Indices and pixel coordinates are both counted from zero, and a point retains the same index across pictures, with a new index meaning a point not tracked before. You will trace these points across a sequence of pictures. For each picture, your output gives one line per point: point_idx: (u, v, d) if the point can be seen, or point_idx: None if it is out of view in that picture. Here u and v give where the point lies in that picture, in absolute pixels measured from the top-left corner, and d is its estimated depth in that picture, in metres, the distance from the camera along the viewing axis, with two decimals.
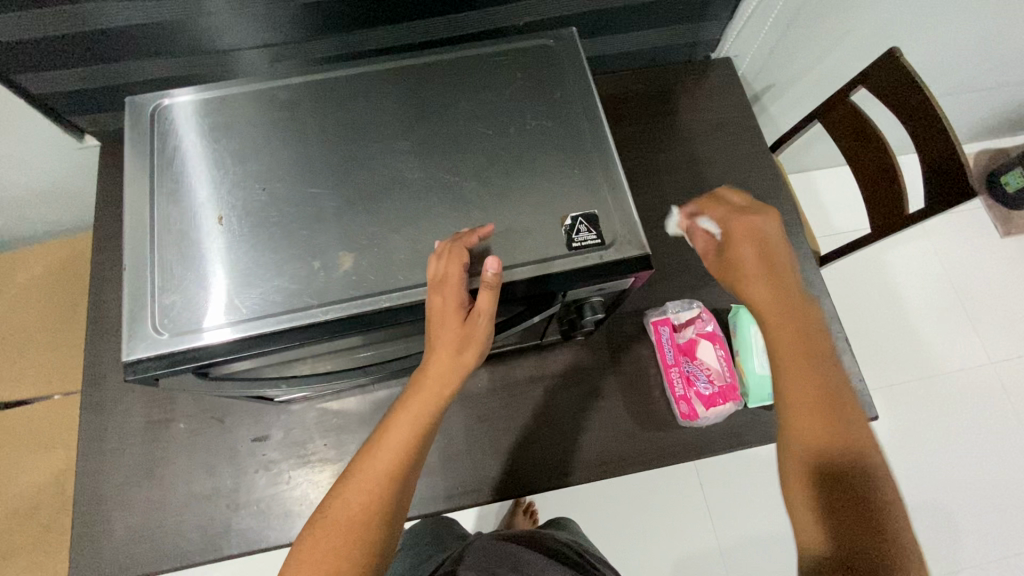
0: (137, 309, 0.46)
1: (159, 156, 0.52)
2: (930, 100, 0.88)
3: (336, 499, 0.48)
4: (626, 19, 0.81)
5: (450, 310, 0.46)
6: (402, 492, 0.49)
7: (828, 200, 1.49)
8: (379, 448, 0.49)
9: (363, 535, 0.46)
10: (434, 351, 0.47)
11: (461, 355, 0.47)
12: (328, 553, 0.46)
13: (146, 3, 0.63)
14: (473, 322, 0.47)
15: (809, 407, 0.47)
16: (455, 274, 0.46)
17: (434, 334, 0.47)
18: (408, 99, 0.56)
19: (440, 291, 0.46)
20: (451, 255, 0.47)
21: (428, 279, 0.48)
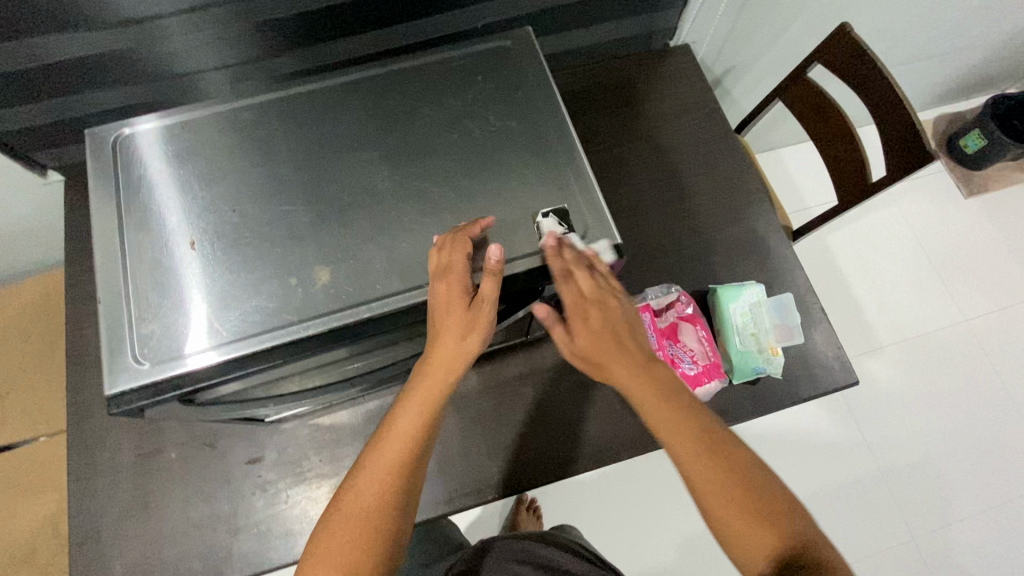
0: (114, 342, 0.46)
1: (125, 186, 0.52)
2: (882, 71, 0.91)
3: (350, 490, 0.49)
4: (582, 14, 0.82)
5: (453, 298, 0.48)
6: (413, 481, 0.50)
7: (796, 176, 1.53)
8: (388, 438, 0.51)
9: (379, 525, 0.48)
10: (438, 339, 0.49)
11: (464, 342, 0.49)
12: (344, 542, 0.47)
13: (98, 33, 0.63)
14: (478, 309, 0.48)
15: (690, 442, 0.50)
16: (459, 263, 0.47)
17: (438, 322, 0.49)
18: (372, 109, 0.57)
19: (444, 280, 0.48)
20: (454, 244, 0.48)
21: (430, 269, 0.49)
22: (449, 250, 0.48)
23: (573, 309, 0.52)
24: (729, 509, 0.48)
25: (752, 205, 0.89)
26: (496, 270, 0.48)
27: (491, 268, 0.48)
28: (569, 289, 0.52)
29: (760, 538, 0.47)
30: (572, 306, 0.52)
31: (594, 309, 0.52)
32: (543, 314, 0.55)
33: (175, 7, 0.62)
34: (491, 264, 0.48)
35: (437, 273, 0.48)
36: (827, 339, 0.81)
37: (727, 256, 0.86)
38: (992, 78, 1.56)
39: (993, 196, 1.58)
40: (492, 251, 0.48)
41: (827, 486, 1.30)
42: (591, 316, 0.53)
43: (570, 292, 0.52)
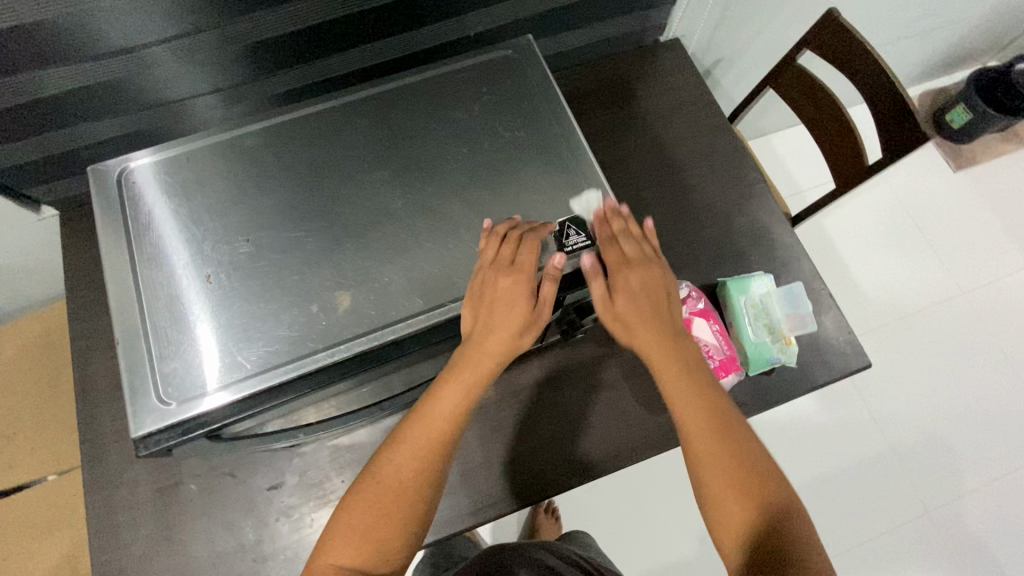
0: (137, 382, 0.45)
1: (134, 222, 0.51)
2: (872, 54, 0.91)
3: (390, 461, 0.51)
4: (574, 16, 0.82)
5: (520, 294, 0.49)
6: (449, 460, 0.53)
7: (789, 161, 1.53)
8: (430, 417, 0.51)
9: (414, 500, 0.50)
10: (497, 331, 0.49)
11: (521, 340, 0.50)
12: (381, 511, 0.49)
13: (88, 65, 0.61)
14: (541, 307, 0.50)
15: (696, 416, 0.51)
16: (530, 261, 0.49)
17: (498, 315, 0.49)
18: (378, 127, 0.56)
19: (514, 276, 0.48)
20: (524, 241, 0.49)
21: (495, 261, 0.48)
22: (519, 246, 0.49)
23: (614, 264, 0.53)
24: (721, 476, 0.49)
25: (754, 195, 0.89)
26: (555, 273, 0.50)
27: (554, 268, 0.49)
28: (611, 250, 0.53)
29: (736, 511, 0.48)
30: (615, 264, 0.52)
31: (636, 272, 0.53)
32: (587, 264, 0.52)
33: (167, 35, 0.61)
34: (552, 266, 0.49)
35: (505, 266, 0.48)
36: (837, 324, 0.82)
37: (733, 247, 0.86)
38: (974, 52, 1.57)
39: (982, 169, 1.60)
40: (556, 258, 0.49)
41: (838, 466, 1.31)
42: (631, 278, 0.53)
43: (614, 253, 0.53)
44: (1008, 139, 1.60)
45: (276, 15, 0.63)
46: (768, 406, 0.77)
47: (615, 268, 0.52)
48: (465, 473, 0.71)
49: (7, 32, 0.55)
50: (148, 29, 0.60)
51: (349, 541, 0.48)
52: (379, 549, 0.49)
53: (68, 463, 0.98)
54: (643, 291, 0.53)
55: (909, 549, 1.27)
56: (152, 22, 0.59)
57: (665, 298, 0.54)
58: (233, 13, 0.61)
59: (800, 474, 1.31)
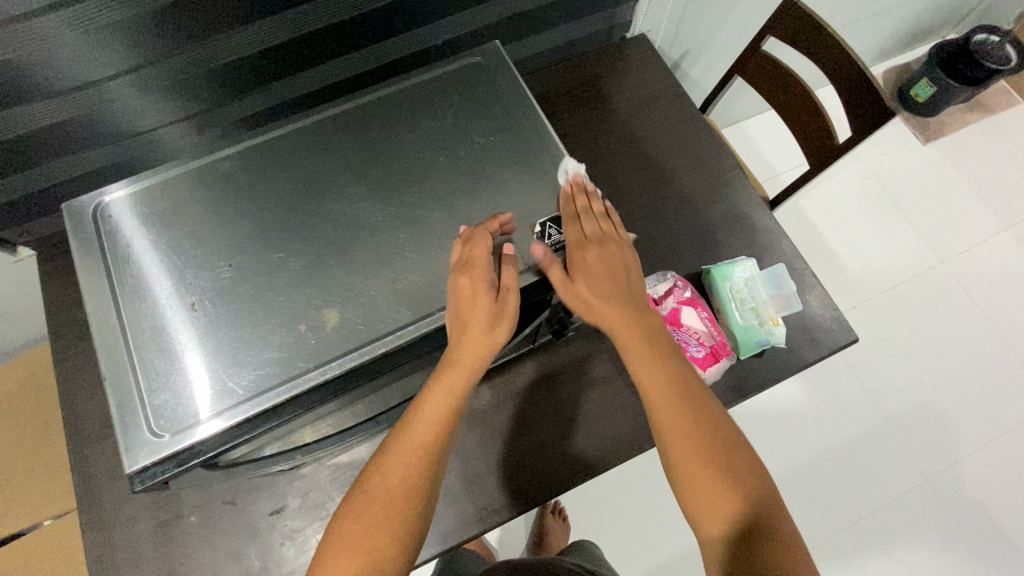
0: (128, 417, 0.45)
1: (112, 255, 0.51)
2: (834, 36, 0.93)
3: (376, 471, 0.51)
4: (540, 18, 0.83)
5: (477, 295, 0.48)
6: (437, 467, 0.52)
7: (762, 146, 1.56)
8: (414, 424, 0.51)
9: (404, 508, 0.50)
10: (466, 331, 0.49)
11: (492, 335, 0.49)
12: (371, 520, 0.49)
13: (49, 102, 0.61)
14: (504, 301, 0.49)
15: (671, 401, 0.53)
16: (482, 257, 0.48)
17: (463, 315, 0.48)
18: (354, 143, 0.56)
19: (469, 276, 0.48)
20: (474, 240, 0.49)
21: (452, 262, 0.50)
22: (471, 244, 0.49)
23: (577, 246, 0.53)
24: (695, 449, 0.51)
25: (730, 182, 0.90)
26: (512, 257, 0.51)
27: (509, 258, 0.51)
28: (572, 229, 0.53)
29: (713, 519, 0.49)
30: (575, 245, 0.53)
31: (595, 250, 0.55)
32: (541, 257, 0.51)
33: (127, 65, 0.61)
34: (506, 256, 0.51)
35: (459, 267, 0.49)
36: (822, 302, 0.83)
37: (714, 234, 0.87)
38: (932, 27, 1.62)
39: (950, 139, 1.64)
40: (506, 247, 0.51)
41: (836, 443, 1.33)
42: (592, 254, 0.55)
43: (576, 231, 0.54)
44: (971, 109, 1.65)
45: (241, 36, 0.63)
46: (762, 388, 0.78)
47: (573, 250, 0.53)
48: (467, 480, 0.70)
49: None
50: (109, 61, 0.59)
51: (339, 554, 0.48)
52: (370, 563, 0.48)
53: (69, 506, 0.97)
54: (604, 271, 0.55)
55: (912, 519, 1.29)
56: (110, 55, 0.59)
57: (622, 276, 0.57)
58: (196, 39, 0.61)
59: (801, 453, 1.32)
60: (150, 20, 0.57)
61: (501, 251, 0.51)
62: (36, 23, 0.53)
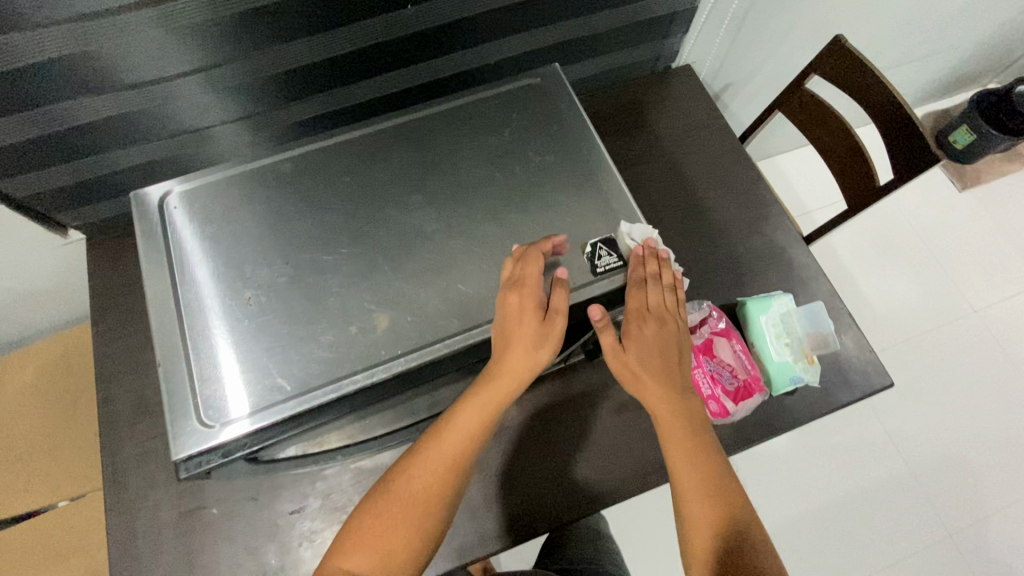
0: (178, 405, 0.45)
1: (174, 245, 0.52)
2: (881, 78, 0.93)
3: (403, 474, 0.51)
4: (589, 45, 0.85)
5: (524, 314, 0.48)
6: (462, 479, 0.52)
7: (795, 182, 1.56)
8: (445, 433, 0.51)
9: (425, 514, 0.50)
10: (511, 348, 0.49)
11: (535, 354, 0.49)
12: (394, 519, 0.50)
13: (120, 95, 0.64)
14: (551, 322, 0.50)
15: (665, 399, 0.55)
16: (534, 277, 0.48)
17: (510, 333, 0.49)
18: (412, 153, 0.58)
19: (519, 293, 0.48)
20: (527, 258, 0.49)
21: (503, 278, 0.50)
22: (524, 263, 0.50)
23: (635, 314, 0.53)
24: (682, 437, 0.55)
25: (769, 216, 0.90)
26: (563, 282, 0.51)
27: (560, 280, 0.51)
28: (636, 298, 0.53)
29: (706, 524, 0.51)
30: (633, 311, 0.53)
31: (653, 325, 0.54)
32: (599, 318, 0.52)
33: (195, 65, 0.64)
34: (557, 279, 0.51)
35: (509, 284, 0.49)
36: (857, 342, 0.82)
37: (751, 267, 0.87)
38: (974, 75, 1.61)
39: (987, 188, 1.62)
40: (560, 271, 0.51)
41: (857, 489, 1.30)
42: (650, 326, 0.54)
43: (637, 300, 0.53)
44: (1010, 159, 1.63)
45: (307, 45, 0.66)
46: (792, 426, 0.77)
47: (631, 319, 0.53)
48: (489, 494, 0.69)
49: (43, 62, 0.57)
50: (180, 61, 0.62)
51: (356, 550, 0.49)
52: (385, 561, 0.48)
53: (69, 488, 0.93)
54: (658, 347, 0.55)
55: None
56: (183, 54, 0.62)
57: (676, 351, 0.56)
58: (265, 43, 0.64)
59: (819, 497, 1.29)
60: (225, 25, 0.60)
61: (553, 275, 0.51)
62: (119, 20, 0.56)
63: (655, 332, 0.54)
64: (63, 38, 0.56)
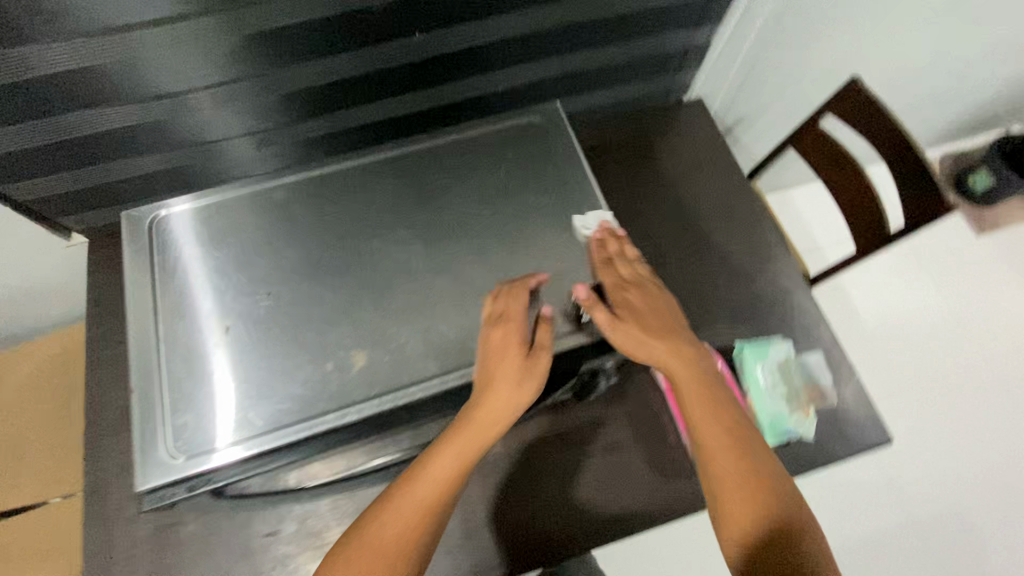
0: (147, 435, 0.45)
1: (161, 268, 0.52)
2: (896, 125, 0.91)
3: (375, 520, 0.48)
4: (597, 75, 0.86)
5: (508, 347, 0.47)
6: (437, 528, 0.49)
7: (807, 217, 1.53)
8: (423, 476, 0.49)
9: (397, 564, 0.46)
10: (493, 387, 0.47)
11: (519, 393, 0.47)
12: (364, 572, 0.46)
13: (132, 107, 0.65)
14: (536, 358, 0.48)
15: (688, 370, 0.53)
16: (518, 312, 0.48)
17: (492, 370, 0.48)
18: (405, 185, 0.57)
19: (502, 329, 0.48)
20: (510, 295, 0.49)
21: (485, 316, 0.50)
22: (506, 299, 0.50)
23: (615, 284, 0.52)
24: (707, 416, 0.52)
25: (773, 258, 0.89)
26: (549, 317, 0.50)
27: (546, 317, 0.50)
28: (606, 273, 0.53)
29: (739, 500, 0.49)
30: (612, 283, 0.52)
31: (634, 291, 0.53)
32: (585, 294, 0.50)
33: (207, 82, 0.65)
34: (542, 315, 0.50)
35: (494, 319, 0.49)
36: (857, 395, 0.80)
37: (752, 310, 0.85)
38: (997, 119, 1.58)
39: (1005, 234, 1.58)
40: (544, 307, 0.51)
41: (853, 538, 1.26)
42: (635, 296, 0.53)
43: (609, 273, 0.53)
44: None
45: (311, 69, 0.68)
46: None
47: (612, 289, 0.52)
48: (467, 532, 0.68)
49: (60, 72, 0.59)
50: (194, 75, 0.64)
51: None
52: None
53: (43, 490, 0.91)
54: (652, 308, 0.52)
55: None
56: (197, 68, 0.63)
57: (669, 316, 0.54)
58: (278, 64, 0.66)
59: None
60: (240, 47, 0.62)
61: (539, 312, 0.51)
62: (133, 37, 0.57)
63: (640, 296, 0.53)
64: (80, 49, 0.57)
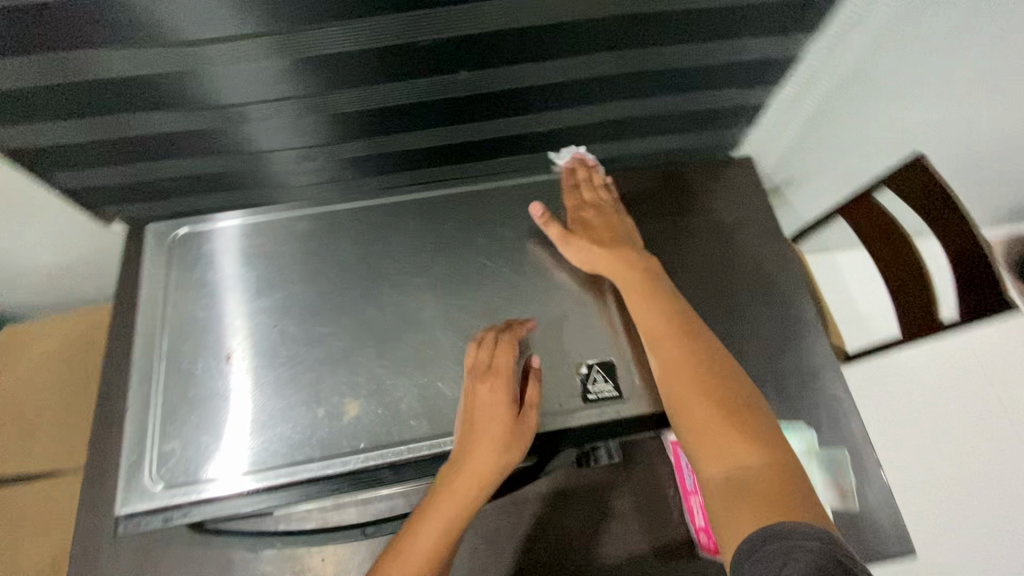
0: (135, 461, 0.49)
1: (177, 296, 0.57)
2: (958, 205, 0.84)
3: None
4: (646, 124, 0.84)
5: (497, 401, 0.49)
6: None
7: (853, 286, 1.45)
8: (413, 543, 0.46)
9: None
10: (481, 443, 0.47)
11: (509, 451, 0.47)
12: None
13: (190, 113, 0.67)
14: (525, 415, 0.49)
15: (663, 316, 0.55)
16: (504, 362, 0.51)
17: (480, 427, 0.48)
18: (426, 233, 0.62)
19: (490, 381, 0.50)
20: (497, 346, 0.52)
21: (470, 367, 0.52)
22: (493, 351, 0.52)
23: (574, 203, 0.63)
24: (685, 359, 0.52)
25: (806, 335, 0.83)
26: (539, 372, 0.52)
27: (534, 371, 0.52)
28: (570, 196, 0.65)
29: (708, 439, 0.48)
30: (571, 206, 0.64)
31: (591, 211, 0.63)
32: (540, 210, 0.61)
33: (266, 97, 0.66)
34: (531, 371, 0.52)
35: (480, 371, 0.51)
36: (880, 500, 0.73)
37: (778, 389, 0.79)
38: None
39: None
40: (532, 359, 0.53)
41: None
42: (590, 215, 0.63)
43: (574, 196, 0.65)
44: None
45: (364, 93, 0.68)
46: None
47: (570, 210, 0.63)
48: None
49: (127, 77, 0.61)
50: (256, 92, 0.65)
51: None
52: None
53: (38, 467, 0.91)
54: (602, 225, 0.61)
55: None
56: (260, 84, 0.64)
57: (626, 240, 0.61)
58: (332, 87, 0.66)
59: None
60: (301, 66, 0.63)
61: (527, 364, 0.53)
62: (211, 50, 0.59)
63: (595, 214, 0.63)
64: (162, 58, 0.59)
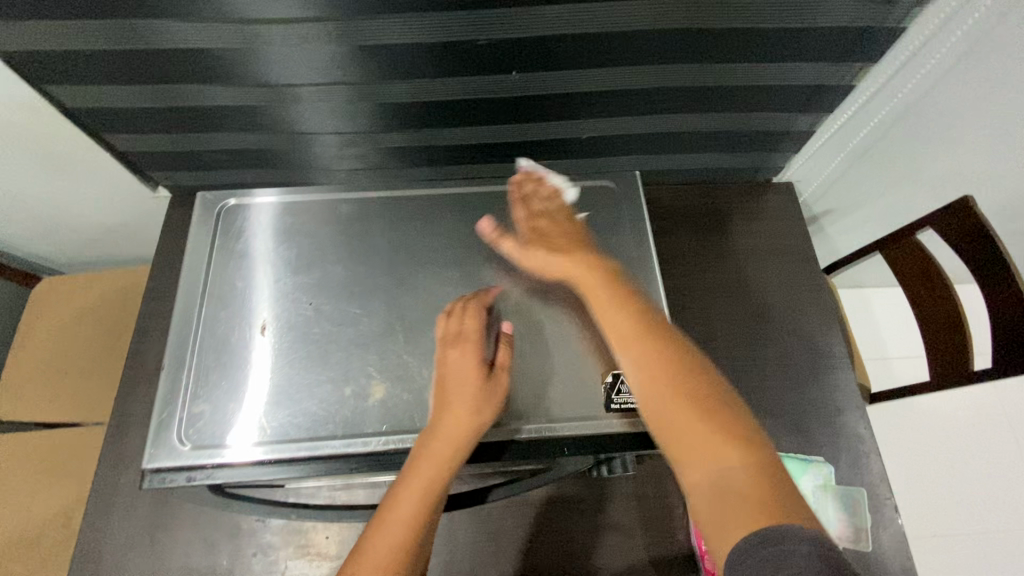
0: (166, 418, 0.51)
1: (217, 264, 0.59)
2: (1005, 257, 0.81)
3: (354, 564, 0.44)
4: (690, 141, 0.84)
5: (464, 368, 0.51)
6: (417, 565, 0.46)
7: (881, 324, 1.42)
8: (395, 513, 0.46)
9: None
10: (451, 410, 0.49)
11: (482, 412, 0.49)
12: None
13: (242, 90, 0.69)
14: (496, 378, 0.51)
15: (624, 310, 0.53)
16: (473, 331, 0.53)
17: (451, 394, 0.50)
18: (464, 229, 0.63)
19: (459, 347, 0.52)
20: (466, 315, 0.54)
21: (441, 337, 0.54)
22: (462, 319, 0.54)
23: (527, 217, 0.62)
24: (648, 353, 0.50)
25: (833, 369, 0.82)
26: (508, 340, 0.54)
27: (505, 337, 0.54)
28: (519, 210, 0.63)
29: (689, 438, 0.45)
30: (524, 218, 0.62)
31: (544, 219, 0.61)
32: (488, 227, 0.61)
33: (316, 80, 0.68)
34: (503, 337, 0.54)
35: (449, 340, 0.53)
36: (895, 544, 0.72)
37: (796, 420, 0.78)
38: None
39: None
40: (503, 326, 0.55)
41: None
42: (545, 224, 0.61)
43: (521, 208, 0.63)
44: None
45: (413, 86, 0.69)
46: None
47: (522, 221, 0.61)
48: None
49: (187, 49, 0.63)
50: (306, 74, 0.67)
51: None
52: None
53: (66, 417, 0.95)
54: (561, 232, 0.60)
55: None
56: (311, 67, 0.66)
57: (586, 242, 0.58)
58: (382, 77, 0.68)
59: None
60: (354, 54, 0.64)
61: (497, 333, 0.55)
62: (267, 30, 0.61)
63: (546, 223, 0.61)
64: (222, 34, 0.61)
